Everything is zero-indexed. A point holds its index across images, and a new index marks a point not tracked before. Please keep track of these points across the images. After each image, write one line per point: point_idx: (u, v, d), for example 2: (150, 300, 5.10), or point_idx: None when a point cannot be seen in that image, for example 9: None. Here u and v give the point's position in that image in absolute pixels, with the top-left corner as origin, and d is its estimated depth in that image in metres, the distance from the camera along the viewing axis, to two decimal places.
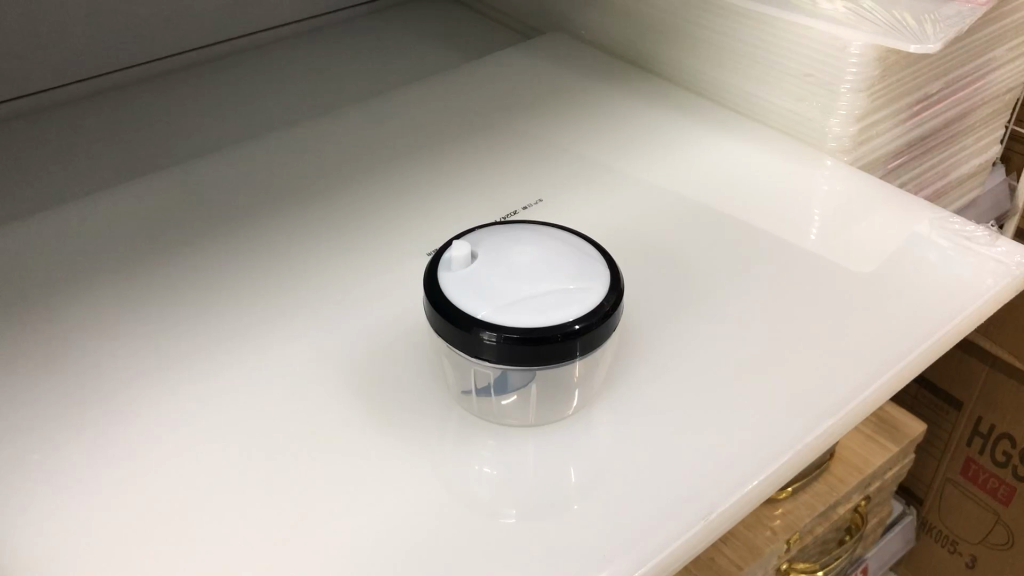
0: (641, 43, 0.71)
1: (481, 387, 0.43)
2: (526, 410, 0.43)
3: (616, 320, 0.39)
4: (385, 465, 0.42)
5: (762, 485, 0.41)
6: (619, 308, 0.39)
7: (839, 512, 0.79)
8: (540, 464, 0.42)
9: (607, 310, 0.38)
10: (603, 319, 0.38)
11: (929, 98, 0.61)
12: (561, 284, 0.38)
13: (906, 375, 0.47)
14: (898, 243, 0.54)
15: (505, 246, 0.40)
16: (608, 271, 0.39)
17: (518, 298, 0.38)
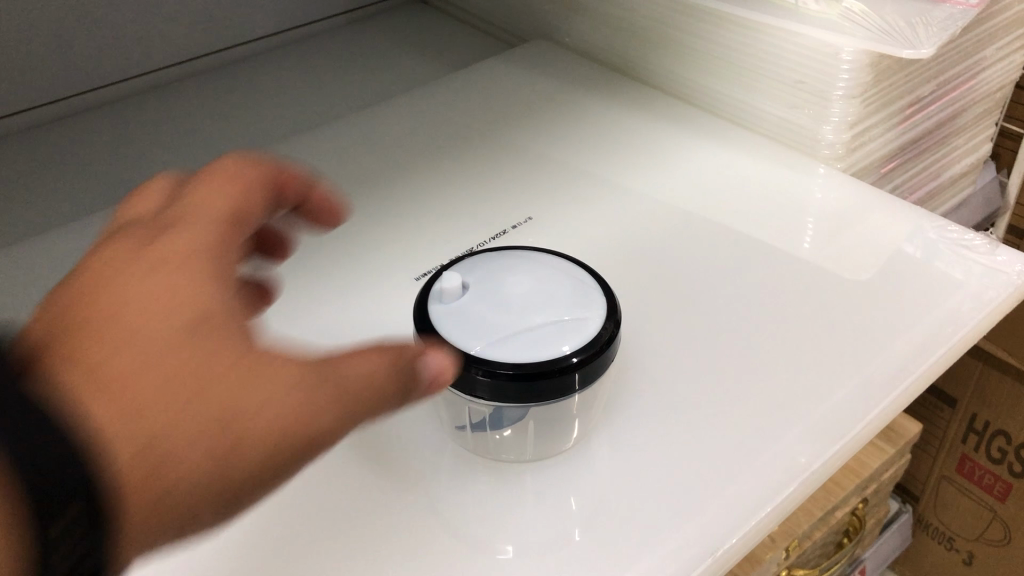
0: (628, 50, 0.70)
1: (476, 422, 0.42)
2: (524, 444, 0.42)
3: (614, 352, 0.38)
4: (377, 503, 0.40)
5: (769, 515, 0.40)
6: (617, 337, 0.38)
7: (838, 515, 0.78)
8: (539, 497, 0.41)
9: (605, 341, 0.37)
10: (601, 350, 0.36)
11: (922, 101, 0.60)
12: (557, 315, 0.37)
13: (913, 393, 0.46)
14: (895, 252, 0.53)
15: (497, 277, 0.39)
16: (605, 300, 0.38)
17: (512, 332, 0.36)
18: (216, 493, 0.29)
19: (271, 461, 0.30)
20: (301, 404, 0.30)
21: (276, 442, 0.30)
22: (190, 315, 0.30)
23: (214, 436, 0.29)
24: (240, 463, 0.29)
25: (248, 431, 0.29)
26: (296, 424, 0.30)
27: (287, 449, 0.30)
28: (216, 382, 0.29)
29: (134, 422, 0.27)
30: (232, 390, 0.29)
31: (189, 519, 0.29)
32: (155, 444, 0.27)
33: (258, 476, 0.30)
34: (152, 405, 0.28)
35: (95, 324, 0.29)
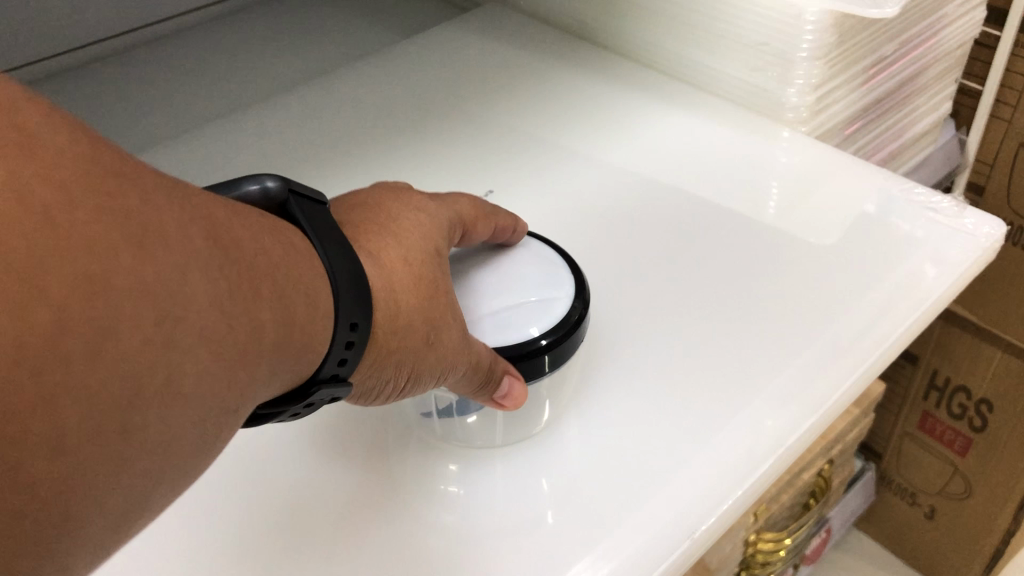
0: (585, 13, 0.68)
1: (443, 408, 0.41)
2: (493, 430, 0.41)
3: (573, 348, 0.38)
4: (342, 500, 0.40)
5: (746, 493, 0.39)
6: (587, 315, 0.38)
7: (806, 477, 0.78)
8: (507, 491, 0.40)
9: (575, 321, 0.37)
10: (572, 331, 0.37)
11: (884, 61, 0.60)
12: (527, 296, 0.38)
13: (886, 361, 0.45)
14: (862, 214, 0.53)
15: (463, 257, 0.39)
16: (573, 278, 0.39)
17: (481, 317, 0.37)
18: (395, 383, 0.33)
19: (440, 380, 0.35)
20: (479, 359, 0.34)
21: (470, 362, 0.34)
22: (435, 248, 0.35)
23: (437, 340, 0.33)
24: (442, 363, 0.33)
25: (457, 355, 0.34)
26: (482, 354, 0.35)
27: (448, 380, 0.35)
28: (457, 314, 0.34)
29: (408, 285, 0.32)
30: (451, 317, 0.34)
31: (376, 384, 0.33)
32: (401, 316, 0.32)
33: (416, 386, 0.34)
34: (436, 305, 0.33)
35: (403, 220, 0.34)
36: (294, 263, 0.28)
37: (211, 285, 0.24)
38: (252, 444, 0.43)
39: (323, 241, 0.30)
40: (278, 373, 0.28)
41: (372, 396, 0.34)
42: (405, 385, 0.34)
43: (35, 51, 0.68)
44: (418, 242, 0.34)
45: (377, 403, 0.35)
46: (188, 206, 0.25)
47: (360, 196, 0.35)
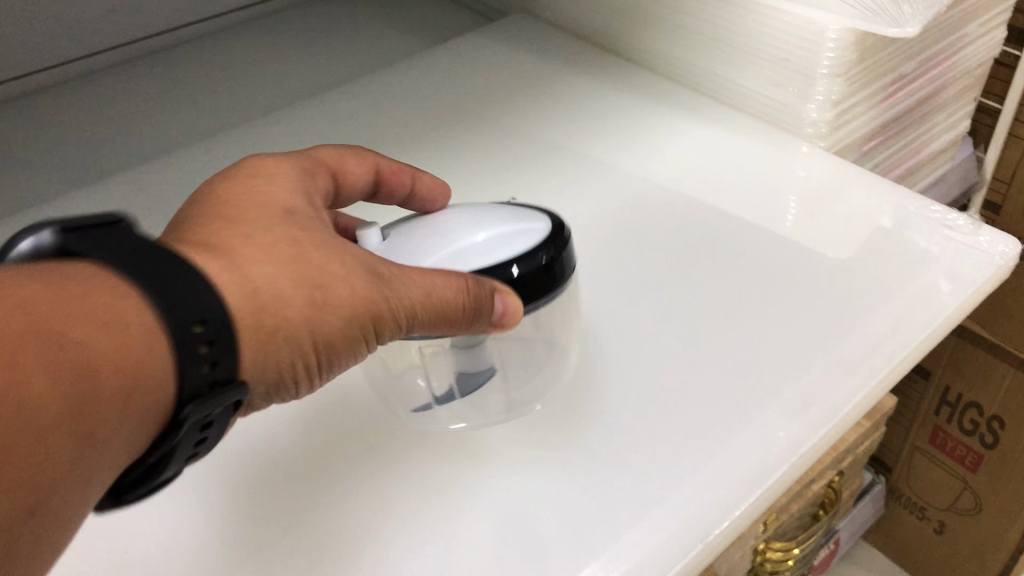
0: (608, 26, 0.69)
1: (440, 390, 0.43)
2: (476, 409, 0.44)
3: (542, 293, 0.39)
4: (367, 503, 0.42)
5: (758, 500, 0.40)
6: (556, 257, 0.39)
7: (814, 489, 0.79)
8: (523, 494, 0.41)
9: (538, 259, 0.38)
10: (534, 267, 0.38)
11: (903, 78, 0.60)
12: (486, 238, 0.39)
13: (898, 374, 0.46)
14: (879, 229, 0.53)
15: (428, 218, 0.41)
16: (539, 223, 0.40)
17: (437, 260, 0.38)
18: (301, 363, 0.34)
19: (355, 340, 0.35)
20: (400, 302, 0.35)
21: (388, 311, 0.34)
22: (286, 213, 0.35)
23: (314, 314, 0.33)
24: (345, 320, 0.34)
25: (355, 314, 0.34)
26: (400, 298, 0.35)
27: (370, 334, 0.35)
28: (341, 278, 0.34)
29: (267, 257, 0.32)
30: (331, 277, 0.33)
31: (282, 370, 0.34)
32: (269, 312, 0.32)
33: (327, 353, 0.35)
34: (302, 283, 0.33)
35: (237, 201, 0.35)
36: (118, 307, 0.27)
37: (58, 376, 0.25)
38: (281, 452, 0.45)
39: (131, 264, 0.28)
40: (128, 423, 0.27)
41: (291, 380, 0.35)
42: (317, 357, 0.34)
43: None
44: (260, 213, 0.34)
45: (307, 383, 0.36)
46: (70, 314, 0.26)
47: (226, 185, 0.36)
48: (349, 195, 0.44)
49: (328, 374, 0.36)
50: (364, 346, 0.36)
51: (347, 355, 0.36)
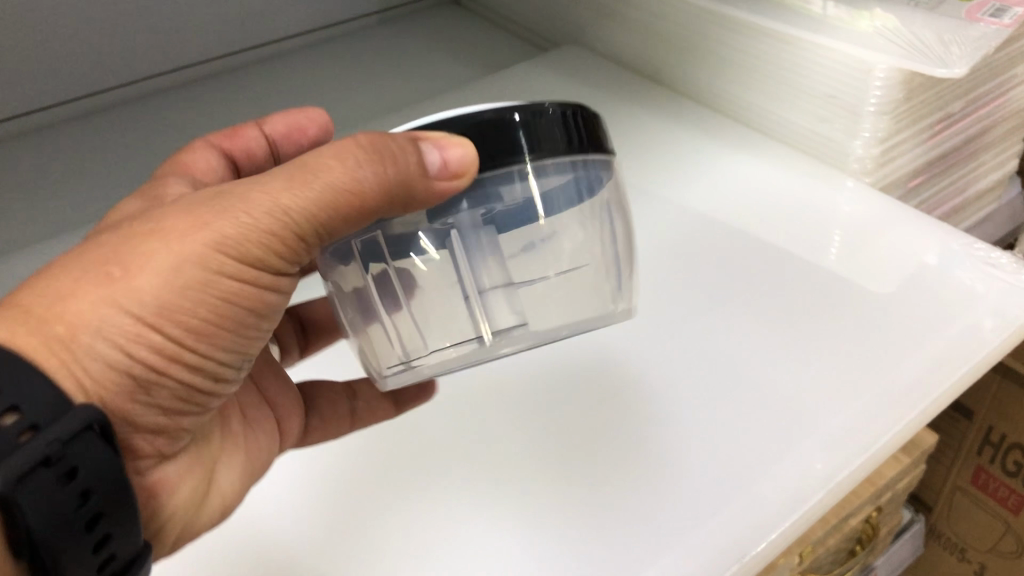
0: (658, 59, 0.71)
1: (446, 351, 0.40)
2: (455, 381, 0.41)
3: (551, 139, 0.34)
4: (417, 522, 0.44)
5: (796, 523, 0.41)
6: (583, 117, 0.36)
7: (852, 523, 0.78)
8: (565, 513, 0.43)
9: (559, 108, 0.35)
10: (553, 112, 0.35)
11: (951, 117, 0.61)
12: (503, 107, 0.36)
13: (939, 406, 0.46)
14: (922, 265, 0.54)
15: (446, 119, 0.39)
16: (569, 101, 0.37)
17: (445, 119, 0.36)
18: (149, 344, 0.32)
19: (208, 286, 0.33)
20: (247, 215, 0.33)
21: (238, 220, 0.33)
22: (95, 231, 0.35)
23: (126, 290, 0.31)
24: (161, 275, 0.32)
25: (185, 263, 0.32)
26: (244, 214, 0.33)
27: (223, 271, 0.34)
28: (148, 244, 0.32)
29: (52, 275, 0.32)
30: (133, 251, 0.32)
31: (136, 362, 0.32)
32: (62, 320, 0.30)
33: (179, 315, 0.33)
34: (93, 275, 0.31)
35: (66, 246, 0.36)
36: None
37: None
38: (336, 476, 0.47)
39: None
40: None
41: (159, 371, 0.34)
42: (170, 327, 0.33)
43: None
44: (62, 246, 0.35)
45: (187, 364, 0.35)
46: None
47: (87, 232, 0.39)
48: (217, 177, 0.46)
49: (197, 333, 0.34)
50: (230, 290, 0.34)
51: (207, 311, 0.34)
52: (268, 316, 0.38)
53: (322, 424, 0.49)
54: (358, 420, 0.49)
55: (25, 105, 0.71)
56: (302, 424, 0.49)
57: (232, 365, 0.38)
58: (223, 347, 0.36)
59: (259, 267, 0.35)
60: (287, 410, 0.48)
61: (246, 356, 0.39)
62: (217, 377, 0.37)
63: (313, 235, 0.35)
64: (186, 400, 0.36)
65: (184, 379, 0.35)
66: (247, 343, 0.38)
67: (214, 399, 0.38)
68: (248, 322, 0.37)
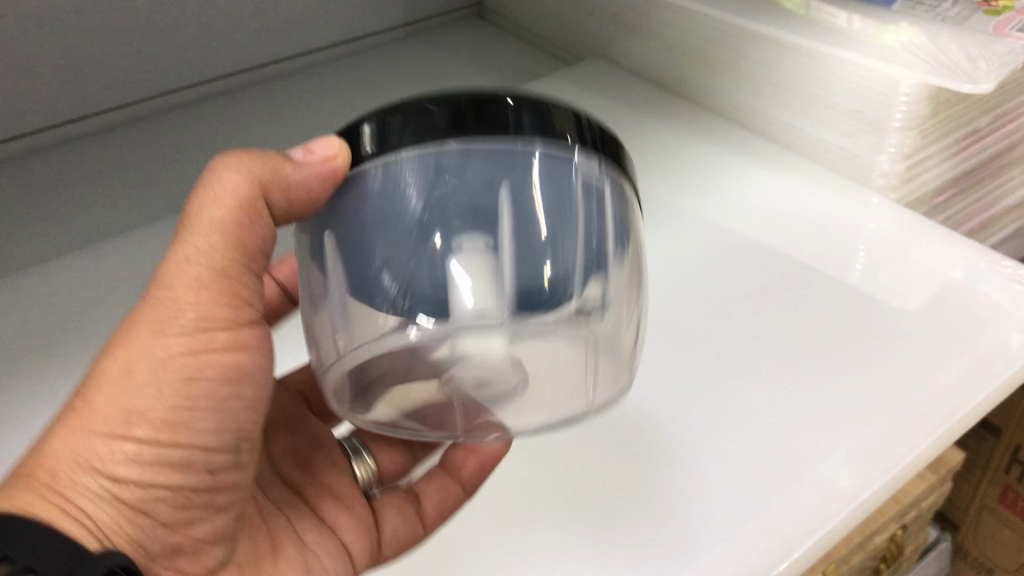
0: (682, 74, 0.70)
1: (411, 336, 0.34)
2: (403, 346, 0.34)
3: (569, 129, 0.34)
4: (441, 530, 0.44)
5: (819, 543, 0.41)
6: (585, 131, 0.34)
7: (877, 541, 0.76)
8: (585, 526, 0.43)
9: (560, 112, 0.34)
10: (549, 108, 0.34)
11: (978, 133, 0.61)
12: None
13: (965, 425, 0.46)
14: (947, 282, 0.54)
15: None
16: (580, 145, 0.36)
17: None
18: (122, 455, 0.32)
19: (165, 370, 0.33)
20: (166, 283, 0.34)
21: (158, 283, 0.34)
22: None
23: (87, 416, 0.32)
24: (116, 391, 0.32)
25: (129, 364, 0.33)
26: (163, 291, 0.34)
27: (171, 351, 0.33)
28: (101, 370, 0.33)
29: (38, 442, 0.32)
30: (91, 380, 0.33)
31: (119, 480, 0.32)
32: (42, 468, 0.31)
33: (153, 414, 0.33)
34: (63, 421, 0.32)
35: None
36: None
37: None
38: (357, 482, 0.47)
39: None
40: None
41: (145, 481, 0.33)
42: (142, 428, 0.33)
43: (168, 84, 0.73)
44: None
45: (173, 464, 0.34)
46: None
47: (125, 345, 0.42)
48: None
49: (184, 426, 0.34)
50: (192, 367, 0.34)
51: (176, 397, 0.34)
52: (250, 381, 0.36)
53: (393, 531, 0.46)
54: (434, 523, 0.45)
55: (63, 111, 0.68)
56: (374, 539, 0.45)
57: (232, 451, 0.36)
58: (215, 430, 0.35)
59: (210, 325, 0.34)
60: (350, 529, 0.45)
61: (248, 434, 0.37)
62: (215, 469, 0.36)
63: (230, 265, 0.35)
64: (184, 502, 0.35)
65: (177, 479, 0.34)
66: (242, 419, 0.36)
67: (222, 494, 0.37)
68: (228, 397, 0.35)
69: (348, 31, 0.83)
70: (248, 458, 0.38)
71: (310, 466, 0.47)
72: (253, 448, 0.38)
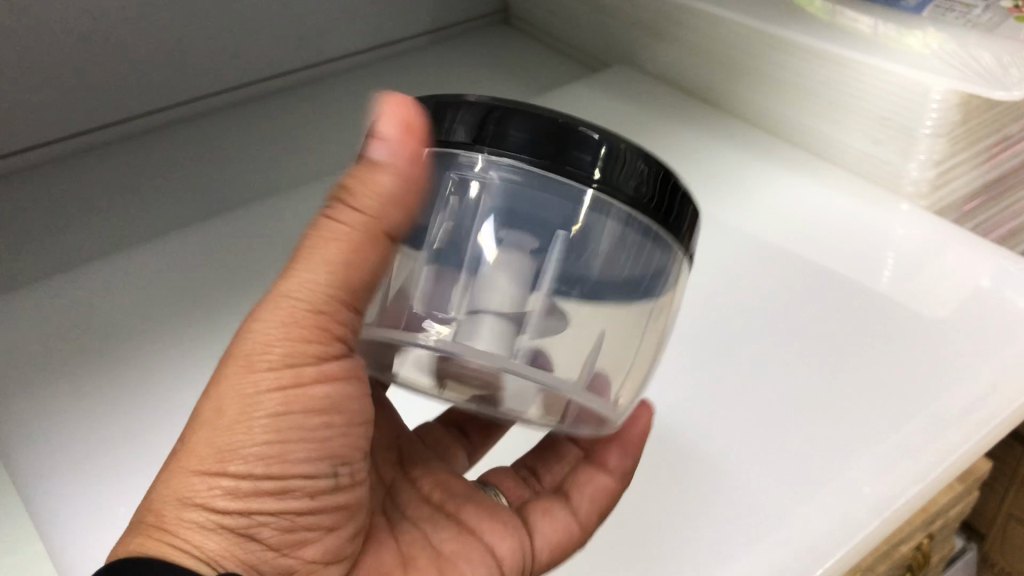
0: (710, 80, 0.71)
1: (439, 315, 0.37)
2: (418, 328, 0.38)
3: (625, 180, 0.34)
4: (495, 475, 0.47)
5: (850, 552, 0.41)
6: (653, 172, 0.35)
7: (904, 550, 0.76)
8: (636, 533, 0.43)
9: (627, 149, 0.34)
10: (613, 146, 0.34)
11: (1009, 140, 0.60)
12: None
13: (999, 434, 0.46)
14: (978, 289, 0.53)
15: None
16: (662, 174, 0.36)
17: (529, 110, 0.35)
18: (223, 491, 0.32)
19: (255, 409, 0.33)
20: (263, 325, 0.33)
21: (258, 328, 0.33)
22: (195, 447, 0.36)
23: (187, 457, 0.32)
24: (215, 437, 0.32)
25: (219, 408, 0.32)
26: (253, 334, 0.33)
27: (260, 387, 0.33)
28: (196, 416, 0.33)
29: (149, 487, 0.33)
30: (189, 424, 0.33)
31: (225, 512, 0.32)
32: (155, 512, 0.32)
33: (251, 451, 0.33)
34: (165, 468, 0.33)
35: None
36: None
37: None
38: None
39: None
40: None
41: (247, 512, 0.33)
42: (238, 464, 0.32)
43: (196, 90, 0.74)
44: None
45: (273, 492, 0.34)
46: None
47: None
48: None
49: (280, 459, 0.34)
50: (281, 401, 0.33)
51: (267, 433, 0.33)
52: (341, 408, 0.36)
53: (548, 541, 0.44)
54: (592, 521, 0.44)
55: (97, 116, 0.69)
56: (527, 546, 0.43)
57: (329, 475, 0.36)
58: (310, 459, 0.35)
59: (303, 360, 0.33)
60: (501, 538, 0.43)
61: (339, 454, 0.36)
62: (317, 491, 0.36)
63: (333, 298, 0.33)
64: (290, 527, 0.35)
65: (279, 508, 0.34)
66: (335, 443, 0.36)
67: (328, 513, 0.37)
68: (318, 425, 0.35)
69: (376, 37, 0.84)
70: (349, 477, 0.38)
71: (450, 488, 0.46)
72: (350, 466, 0.37)
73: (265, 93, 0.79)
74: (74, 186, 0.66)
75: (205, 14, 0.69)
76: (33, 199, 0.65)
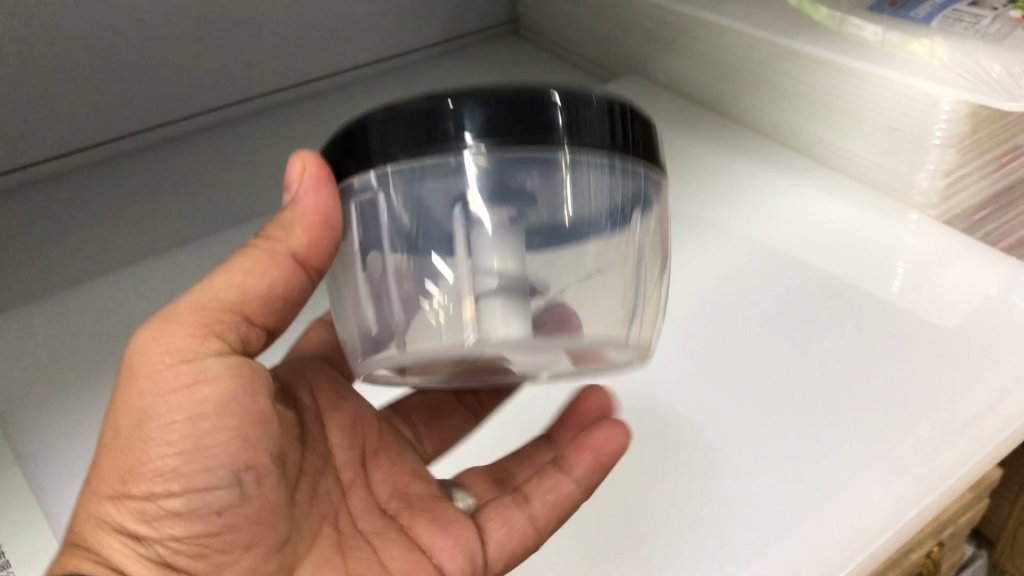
0: (719, 91, 0.71)
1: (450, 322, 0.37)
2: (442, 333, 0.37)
3: (585, 125, 0.34)
4: None
5: (859, 567, 0.41)
6: (613, 108, 0.35)
7: (915, 558, 0.75)
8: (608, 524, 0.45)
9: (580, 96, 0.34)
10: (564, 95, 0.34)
11: (1017, 149, 0.60)
12: None
13: (1010, 446, 0.46)
14: (984, 297, 0.54)
15: None
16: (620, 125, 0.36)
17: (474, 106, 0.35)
18: (131, 508, 0.34)
19: (144, 423, 0.34)
20: (146, 350, 0.35)
21: (143, 361, 0.35)
22: None
23: (100, 483, 0.35)
24: (123, 457, 0.35)
25: (116, 424, 0.35)
26: (137, 354, 0.35)
27: (144, 402, 0.35)
28: (105, 434, 0.35)
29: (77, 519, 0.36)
30: (104, 440, 0.35)
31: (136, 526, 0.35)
32: (81, 536, 0.35)
33: (149, 467, 0.34)
34: (90, 483, 0.36)
35: None
36: None
37: None
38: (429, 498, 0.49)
39: None
40: None
41: (155, 524, 0.35)
42: (139, 485, 0.34)
43: (208, 102, 0.74)
44: None
45: (183, 510, 0.35)
46: None
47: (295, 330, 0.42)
48: None
49: (177, 466, 0.35)
50: (167, 408, 0.35)
51: (160, 444, 0.35)
52: (232, 411, 0.36)
53: (500, 552, 0.44)
54: (546, 526, 0.44)
55: (111, 128, 0.70)
56: (476, 556, 0.43)
57: (237, 488, 0.36)
58: (206, 467, 0.35)
59: (180, 370, 0.35)
60: (451, 552, 0.43)
61: (247, 462, 0.36)
62: (225, 505, 0.36)
63: (225, 304, 0.35)
64: (206, 542, 0.36)
65: (189, 521, 0.35)
66: (237, 452, 0.36)
67: (246, 529, 0.36)
68: (208, 428, 0.35)
69: (386, 48, 0.84)
70: (259, 484, 0.37)
71: (408, 495, 0.45)
72: (263, 476, 0.37)
73: (279, 104, 0.79)
74: (86, 197, 0.67)
75: (218, 25, 0.70)
76: (47, 210, 0.66)
